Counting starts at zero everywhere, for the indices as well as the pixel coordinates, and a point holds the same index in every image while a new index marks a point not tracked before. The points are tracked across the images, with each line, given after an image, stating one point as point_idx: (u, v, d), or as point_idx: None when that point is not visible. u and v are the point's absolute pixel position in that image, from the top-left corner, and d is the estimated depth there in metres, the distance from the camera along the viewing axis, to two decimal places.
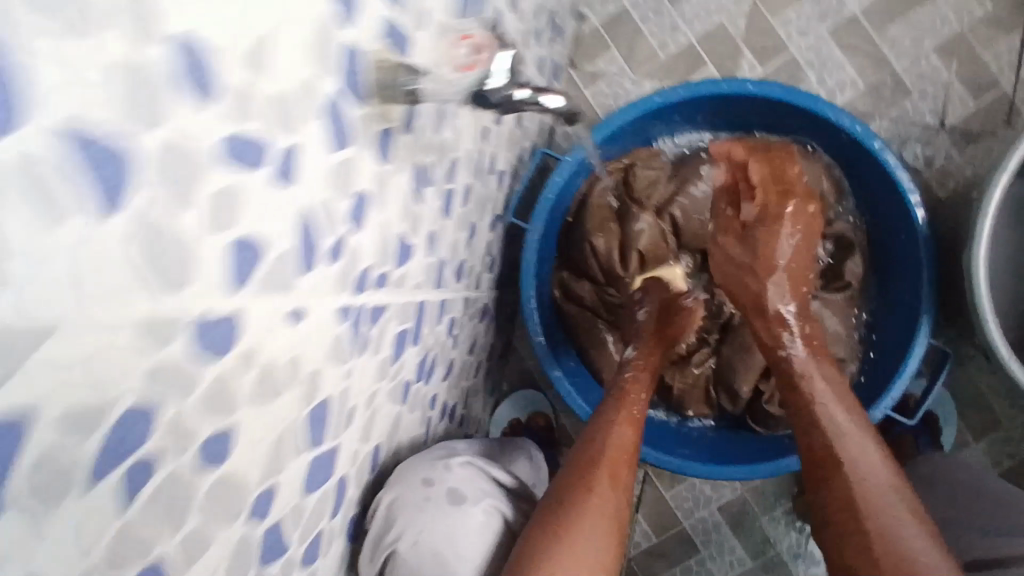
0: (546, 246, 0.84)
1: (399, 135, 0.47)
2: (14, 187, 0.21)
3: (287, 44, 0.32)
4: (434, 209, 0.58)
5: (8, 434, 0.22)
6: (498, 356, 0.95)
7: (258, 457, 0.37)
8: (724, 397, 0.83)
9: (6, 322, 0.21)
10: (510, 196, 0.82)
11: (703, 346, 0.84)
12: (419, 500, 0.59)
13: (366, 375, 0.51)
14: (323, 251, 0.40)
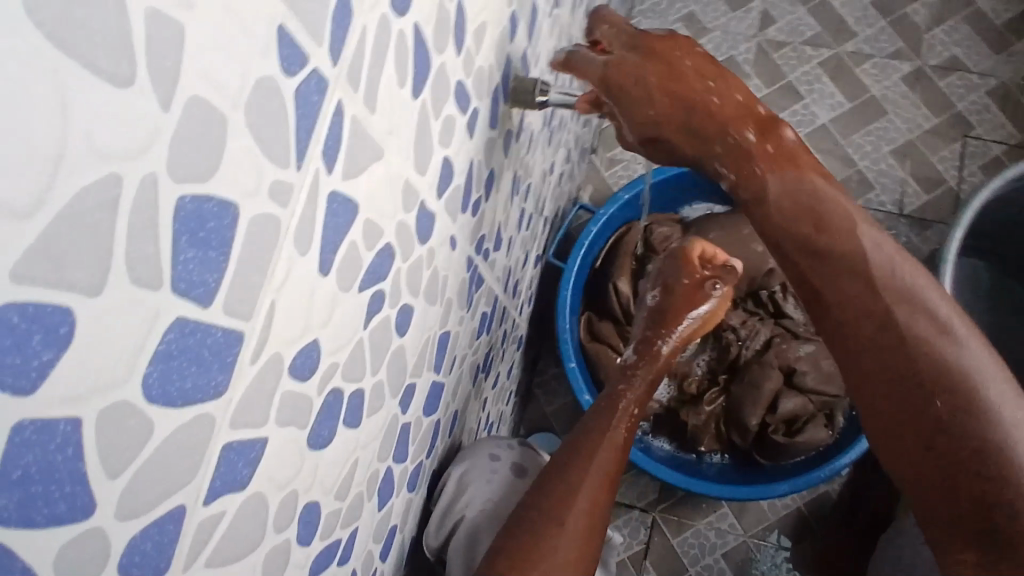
0: (577, 287, 0.95)
1: (513, 138, 0.60)
2: (391, 51, 0.33)
3: (488, 35, 0.47)
4: (515, 218, 0.70)
5: (348, 209, 0.32)
6: (522, 395, 1.03)
7: (417, 349, 0.46)
8: (734, 431, 0.92)
9: (371, 134, 0.33)
10: (549, 241, 0.94)
11: (714, 386, 0.95)
12: (486, 470, 0.64)
13: (465, 333, 0.59)
14: (471, 200, 0.51)
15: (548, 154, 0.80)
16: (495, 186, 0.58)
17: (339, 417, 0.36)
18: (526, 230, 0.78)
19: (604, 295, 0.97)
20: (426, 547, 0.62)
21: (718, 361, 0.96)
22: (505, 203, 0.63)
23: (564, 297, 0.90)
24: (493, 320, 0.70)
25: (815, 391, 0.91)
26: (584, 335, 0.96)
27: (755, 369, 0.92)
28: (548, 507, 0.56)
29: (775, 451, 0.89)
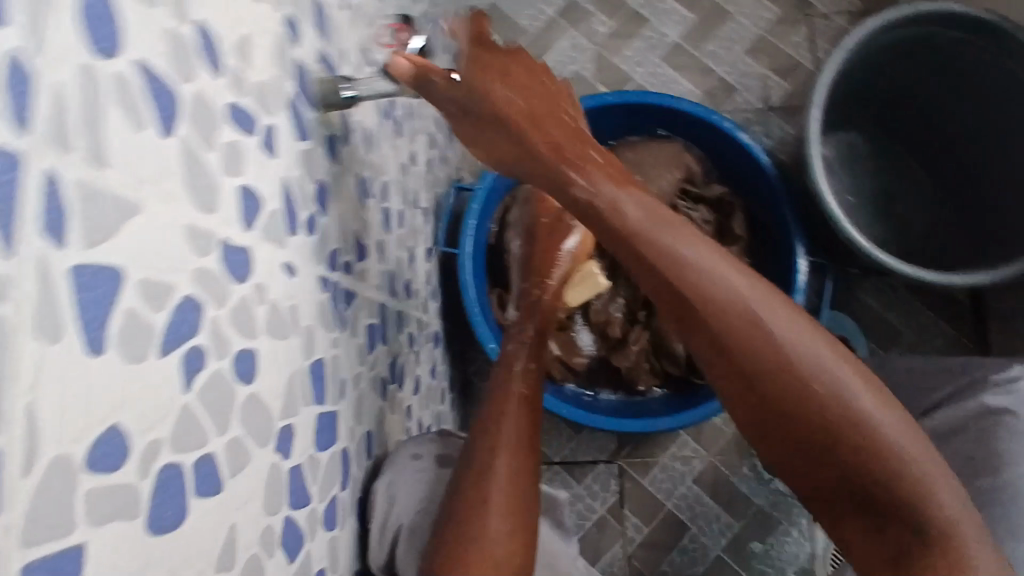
0: (478, 269, 0.93)
1: (340, 142, 0.57)
2: (114, 93, 0.30)
3: (258, 46, 0.44)
4: (378, 220, 0.67)
5: (109, 279, 0.29)
6: (460, 388, 1.01)
7: (279, 389, 0.43)
8: (666, 361, 0.94)
9: (115, 190, 0.30)
10: (436, 231, 0.92)
11: (636, 325, 0.95)
12: (412, 475, 0.62)
13: (350, 353, 0.57)
14: (301, 220, 0.48)
15: (402, 146, 0.78)
16: (333, 196, 0.55)
17: (183, 492, 0.33)
18: (399, 228, 0.76)
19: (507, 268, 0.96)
20: (371, 567, 0.59)
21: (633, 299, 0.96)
22: (355, 209, 0.61)
23: (466, 282, 0.89)
24: (386, 328, 0.68)
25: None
26: (499, 314, 0.94)
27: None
28: (460, 516, 0.54)
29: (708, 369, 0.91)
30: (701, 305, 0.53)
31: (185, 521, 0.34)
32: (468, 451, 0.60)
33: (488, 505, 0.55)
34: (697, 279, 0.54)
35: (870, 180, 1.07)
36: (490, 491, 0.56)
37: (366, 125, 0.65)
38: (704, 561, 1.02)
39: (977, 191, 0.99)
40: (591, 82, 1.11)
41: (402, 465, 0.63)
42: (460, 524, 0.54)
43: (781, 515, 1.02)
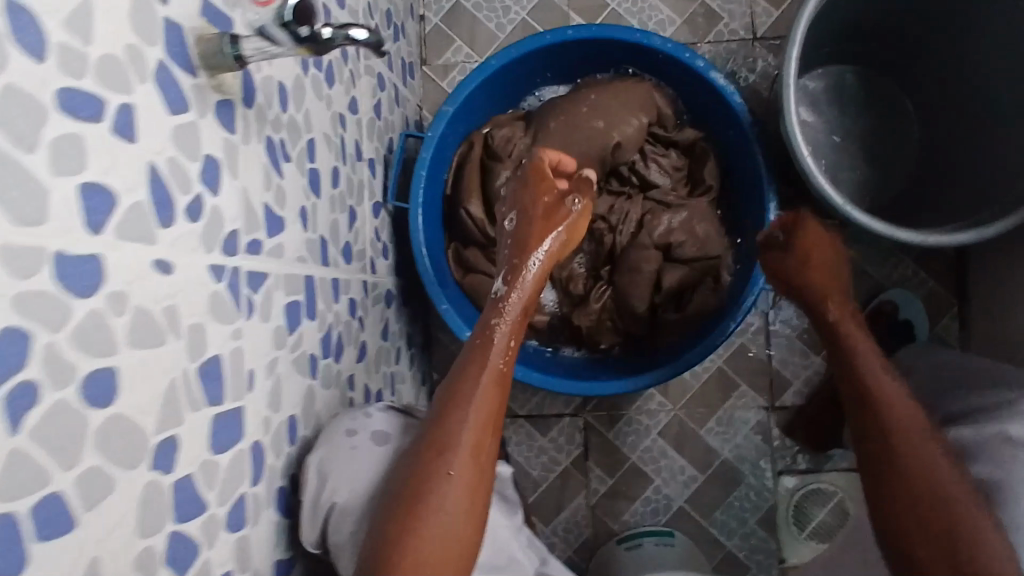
0: (432, 225, 0.89)
1: (240, 108, 0.51)
2: None
3: (104, 11, 0.37)
4: (300, 186, 0.62)
5: None
6: (420, 343, 0.98)
7: (150, 401, 0.40)
8: (628, 321, 0.88)
9: None
10: (386, 183, 0.86)
11: (599, 282, 0.90)
12: (343, 449, 0.60)
13: (260, 341, 0.53)
14: (179, 208, 0.43)
15: (335, 97, 0.71)
16: (229, 172, 0.49)
17: (15, 541, 0.31)
18: (333, 188, 0.70)
19: (460, 223, 0.90)
20: (303, 544, 0.57)
21: (595, 254, 0.91)
22: (265, 180, 0.55)
23: (417, 241, 0.84)
24: (315, 302, 0.64)
25: (696, 259, 0.86)
26: (456, 271, 0.90)
27: (631, 256, 0.87)
28: (415, 488, 0.54)
29: (670, 329, 0.87)
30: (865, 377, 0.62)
31: (23, 571, 0.32)
32: (433, 422, 0.59)
33: (445, 481, 0.55)
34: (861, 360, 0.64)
35: (858, 120, 0.99)
36: (448, 467, 0.56)
37: (279, 80, 0.58)
38: (667, 512, 1.02)
39: (960, 148, 0.91)
40: (561, 9, 1.01)
41: (334, 439, 0.61)
42: (416, 495, 0.54)
43: (746, 468, 1.01)
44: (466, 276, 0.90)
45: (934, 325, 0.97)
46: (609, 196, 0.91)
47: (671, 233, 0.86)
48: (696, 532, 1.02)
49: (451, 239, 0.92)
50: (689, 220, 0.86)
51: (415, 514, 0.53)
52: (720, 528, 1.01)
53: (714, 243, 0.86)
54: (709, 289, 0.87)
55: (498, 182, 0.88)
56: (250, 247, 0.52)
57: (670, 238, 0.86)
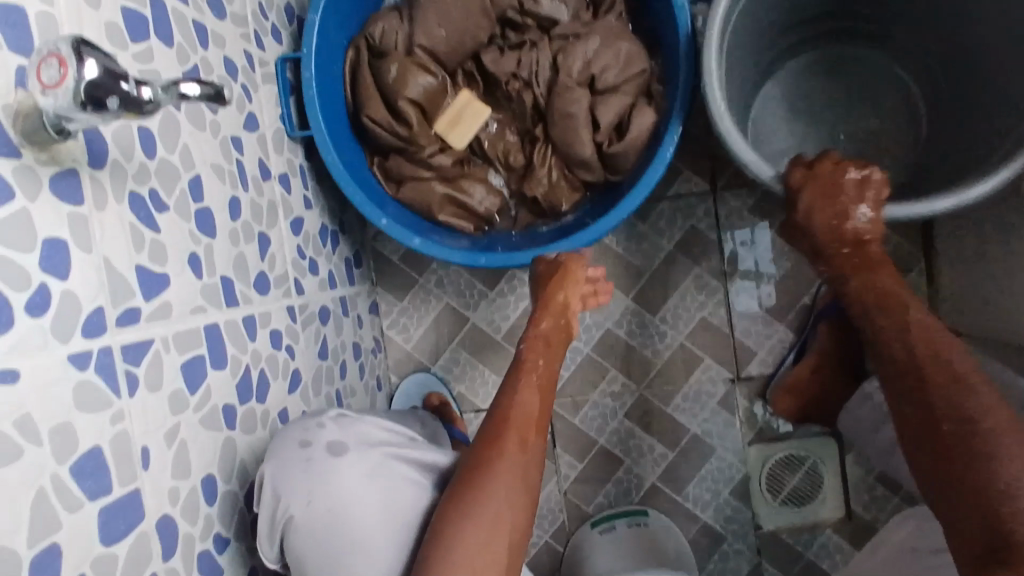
0: (343, 142, 0.83)
1: (88, 172, 0.46)
2: None
3: None
4: (186, 231, 0.57)
5: None
6: (368, 351, 0.96)
7: (14, 523, 0.38)
8: (580, 171, 0.84)
9: None
10: (282, 114, 0.79)
11: (539, 144, 0.85)
12: (297, 461, 0.61)
13: (154, 413, 0.50)
14: (18, 307, 0.40)
15: (223, 120, 0.66)
16: (81, 246, 0.45)
17: None
18: (233, 221, 0.66)
19: (372, 137, 0.84)
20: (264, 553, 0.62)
21: (521, 116, 0.86)
22: (134, 241, 0.51)
23: (333, 165, 0.79)
24: (222, 349, 0.61)
25: (621, 83, 0.81)
26: (391, 188, 0.86)
27: (559, 105, 0.81)
28: (473, 477, 0.61)
29: (626, 160, 0.82)
30: (911, 321, 0.67)
31: None
32: (492, 416, 0.67)
33: (505, 467, 0.62)
34: (894, 302, 0.70)
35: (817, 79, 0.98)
36: (505, 452, 0.63)
37: (138, 125, 0.52)
38: (639, 490, 1.02)
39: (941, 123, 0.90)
40: None
41: (285, 452, 0.63)
42: (478, 480, 0.61)
43: (716, 441, 1.01)
44: (402, 189, 0.86)
45: None
46: (512, 51, 0.84)
47: (589, 69, 0.80)
48: (671, 508, 1.02)
49: (373, 155, 0.87)
50: (606, 48, 0.80)
51: (472, 498, 0.59)
52: (694, 501, 1.02)
53: (636, 65, 0.81)
54: (647, 108, 0.81)
55: (390, 73, 0.81)
56: (122, 319, 0.48)
57: (592, 74, 0.80)
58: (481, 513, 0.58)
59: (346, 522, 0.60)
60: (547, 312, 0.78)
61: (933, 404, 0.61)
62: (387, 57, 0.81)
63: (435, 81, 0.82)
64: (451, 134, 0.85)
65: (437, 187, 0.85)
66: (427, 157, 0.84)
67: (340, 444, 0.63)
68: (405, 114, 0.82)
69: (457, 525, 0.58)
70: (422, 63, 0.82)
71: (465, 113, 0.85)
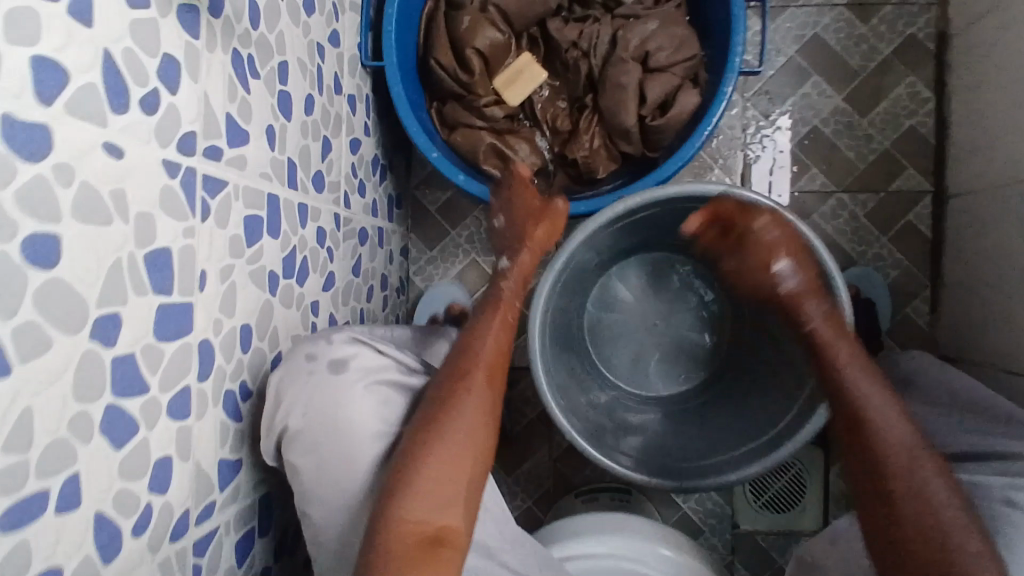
0: (409, 81, 0.90)
1: (205, 17, 0.52)
2: None
3: None
4: (268, 104, 0.63)
5: None
6: (392, 287, 1.01)
7: (96, 277, 0.42)
8: (620, 141, 0.90)
9: None
10: (360, 44, 0.86)
11: (587, 112, 0.92)
12: (302, 373, 0.62)
13: (216, 247, 0.55)
14: (134, 98, 0.45)
15: (314, 25, 0.72)
16: (189, 73, 0.50)
17: None
18: (306, 115, 0.71)
19: (435, 80, 0.91)
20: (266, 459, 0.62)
21: (574, 84, 0.93)
22: (229, 91, 0.56)
23: (398, 95, 0.85)
24: (277, 220, 0.65)
25: (673, 64, 0.87)
26: (443, 132, 0.92)
27: (613, 75, 0.87)
28: (437, 411, 0.62)
29: (666, 136, 0.88)
30: (851, 390, 0.70)
31: None
32: (456, 354, 0.68)
33: (469, 402, 0.64)
34: (857, 386, 0.70)
35: (858, 117, 1.02)
36: (470, 389, 0.65)
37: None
38: None
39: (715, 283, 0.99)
40: None
41: (295, 363, 0.63)
42: (443, 411, 0.62)
43: None
44: (453, 134, 0.92)
45: (904, 308, 1.01)
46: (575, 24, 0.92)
47: (645, 46, 0.87)
48: (654, 492, 1.05)
49: (433, 100, 0.94)
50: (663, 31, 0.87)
51: (437, 431, 0.61)
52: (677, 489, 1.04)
53: (689, 47, 0.87)
54: (693, 92, 0.87)
55: (462, 23, 0.88)
56: (208, 152, 0.53)
57: (647, 51, 0.87)
58: (446, 447, 0.60)
59: (343, 436, 0.60)
60: (536, 220, 0.81)
61: (904, 508, 0.62)
62: (461, 8, 0.88)
63: (502, 38, 0.90)
64: (507, 91, 0.92)
65: (486, 136, 0.91)
66: (484, 107, 0.91)
67: (342, 360, 0.63)
68: (471, 63, 0.89)
69: (423, 455, 0.59)
70: (492, 19, 0.89)
71: (523, 73, 0.92)
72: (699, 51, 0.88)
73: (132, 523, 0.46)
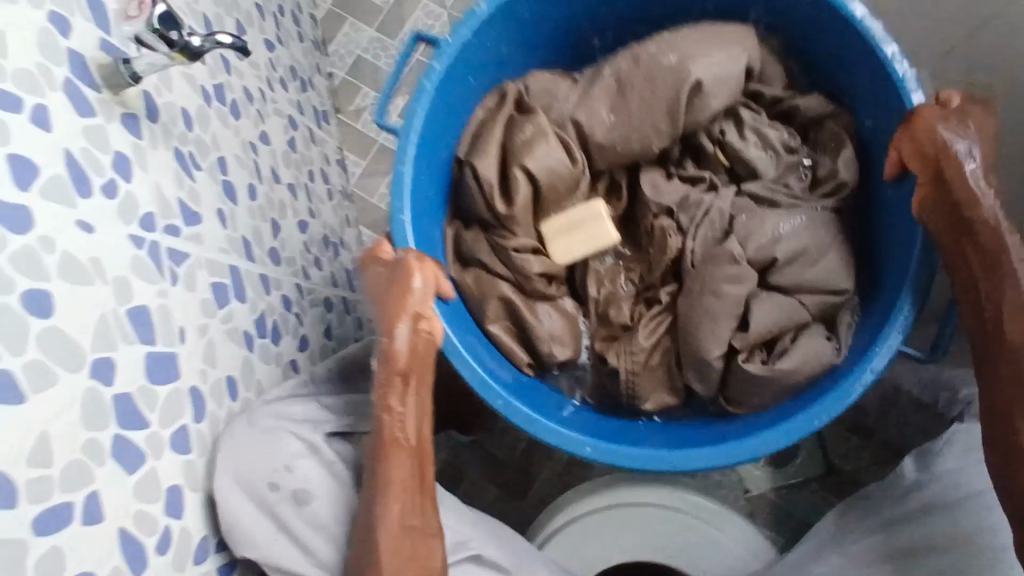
0: (427, 181, 0.85)
1: (146, 122, 0.63)
2: None
3: (20, 40, 0.50)
4: (214, 188, 0.73)
5: None
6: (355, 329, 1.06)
7: (86, 326, 0.49)
8: (694, 376, 0.86)
9: None
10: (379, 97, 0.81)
11: (659, 308, 0.90)
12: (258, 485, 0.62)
13: (190, 308, 0.63)
14: (95, 185, 0.54)
15: (244, 127, 0.84)
16: (139, 166, 0.60)
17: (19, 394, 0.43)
18: (252, 201, 0.81)
19: (467, 199, 0.90)
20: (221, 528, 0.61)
21: (657, 254, 0.90)
22: (177, 180, 0.66)
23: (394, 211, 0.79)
24: (242, 287, 0.73)
25: (797, 288, 0.84)
26: (456, 269, 0.91)
27: (714, 273, 0.84)
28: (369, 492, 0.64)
29: (752, 384, 0.82)
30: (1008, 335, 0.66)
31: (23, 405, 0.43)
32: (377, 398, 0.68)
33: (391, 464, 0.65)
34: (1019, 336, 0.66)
35: None
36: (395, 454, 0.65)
37: (181, 107, 0.70)
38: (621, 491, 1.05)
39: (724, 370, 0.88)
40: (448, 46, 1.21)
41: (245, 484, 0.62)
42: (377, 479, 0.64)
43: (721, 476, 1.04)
44: (466, 272, 0.90)
45: None
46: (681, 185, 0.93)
47: (771, 246, 0.84)
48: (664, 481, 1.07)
49: (456, 220, 0.94)
50: (706, 57, 0.86)
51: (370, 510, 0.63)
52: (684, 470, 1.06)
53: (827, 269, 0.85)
54: (823, 342, 0.83)
55: (515, 177, 0.87)
56: (167, 228, 0.62)
57: (772, 251, 0.84)
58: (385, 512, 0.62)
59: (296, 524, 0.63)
60: (398, 320, 0.69)
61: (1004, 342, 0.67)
62: (518, 165, 0.87)
63: (564, 180, 0.88)
64: (554, 241, 0.90)
65: (502, 288, 0.88)
66: (539, 268, 0.88)
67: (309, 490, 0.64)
68: (516, 188, 0.87)
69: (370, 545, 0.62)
70: (564, 138, 0.90)
71: (586, 227, 0.89)
72: (852, 287, 0.85)
73: (155, 543, 0.52)
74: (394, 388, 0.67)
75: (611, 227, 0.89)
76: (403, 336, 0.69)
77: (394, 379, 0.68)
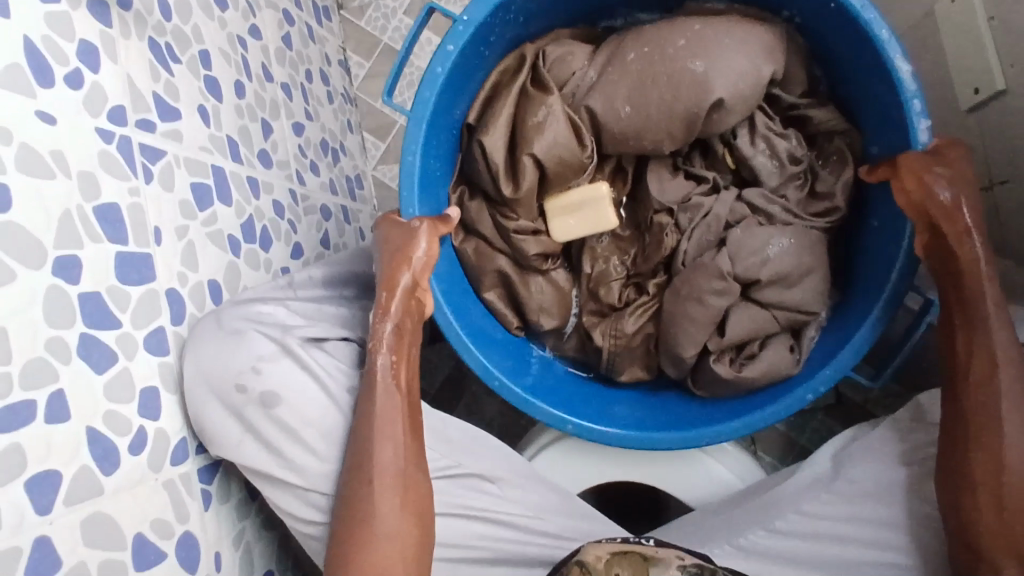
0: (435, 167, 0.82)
1: (115, 9, 0.59)
2: None
3: None
4: (195, 82, 0.69)
5: None
6: (354, 236, 1.05)
7: (47, 224, 0.48)
8: (668, 361, 0.87)
9: None
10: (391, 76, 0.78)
11: (647, 300, 0.90)
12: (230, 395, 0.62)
13: (165, 208, 0.61)
14: (58, 75, 0.51)
15: (231, 20, 0.79)
16: (109, 57, 0.57)
17: None
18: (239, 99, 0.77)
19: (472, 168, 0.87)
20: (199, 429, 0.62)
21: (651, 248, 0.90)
22: (151, 73, 0.63)
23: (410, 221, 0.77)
24: (226, 188, 0.71)
25: (773, 304, 0.83)
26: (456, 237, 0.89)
27: (698, 280, 0.84)
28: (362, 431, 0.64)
29: (720, 383, 0.84)
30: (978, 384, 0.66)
31: None
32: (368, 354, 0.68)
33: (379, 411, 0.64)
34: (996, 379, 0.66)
35: None
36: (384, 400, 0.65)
37: None
38: None
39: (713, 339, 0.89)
40: None
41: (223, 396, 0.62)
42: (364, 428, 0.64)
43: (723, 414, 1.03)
44: (467, 241, 0.90)
45: None
46: (685, 182, 0.91)
47: (759, 268, 0.82)
48: None
49: (458, 183, 0.90)
50: (728, 69, 0.79)
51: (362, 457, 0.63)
52: None
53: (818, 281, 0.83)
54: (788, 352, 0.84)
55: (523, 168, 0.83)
56: (140, 124, 0.60)
57: (760, 273, 0.82)
58: (377, 457, 0.63)
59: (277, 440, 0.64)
60: (393, 289, 0.69)
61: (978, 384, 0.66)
62: (528, 153, 0.83)
63: (573, 163, 0.85)
64: (555, 221, 0.88)
65: (499, 263, 0.89)
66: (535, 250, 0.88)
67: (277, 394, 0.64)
68: (523, 174, 0.84)
69: (364, 490, 0.62)
70: (576, 119, 0.85)
71: (587, 207, 0.87)
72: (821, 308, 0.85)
73: (128, 443, 0.53)
74: (386, 339, 0.67)
75: (612, 214, 0.87)
76: (397, 308, 0.69)
77: (387, 330, 0.68)
